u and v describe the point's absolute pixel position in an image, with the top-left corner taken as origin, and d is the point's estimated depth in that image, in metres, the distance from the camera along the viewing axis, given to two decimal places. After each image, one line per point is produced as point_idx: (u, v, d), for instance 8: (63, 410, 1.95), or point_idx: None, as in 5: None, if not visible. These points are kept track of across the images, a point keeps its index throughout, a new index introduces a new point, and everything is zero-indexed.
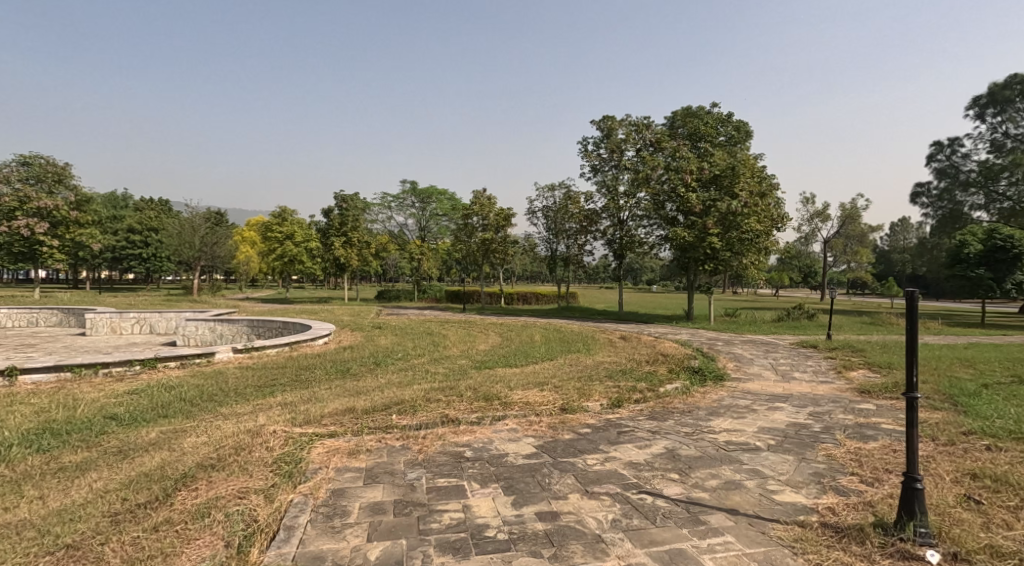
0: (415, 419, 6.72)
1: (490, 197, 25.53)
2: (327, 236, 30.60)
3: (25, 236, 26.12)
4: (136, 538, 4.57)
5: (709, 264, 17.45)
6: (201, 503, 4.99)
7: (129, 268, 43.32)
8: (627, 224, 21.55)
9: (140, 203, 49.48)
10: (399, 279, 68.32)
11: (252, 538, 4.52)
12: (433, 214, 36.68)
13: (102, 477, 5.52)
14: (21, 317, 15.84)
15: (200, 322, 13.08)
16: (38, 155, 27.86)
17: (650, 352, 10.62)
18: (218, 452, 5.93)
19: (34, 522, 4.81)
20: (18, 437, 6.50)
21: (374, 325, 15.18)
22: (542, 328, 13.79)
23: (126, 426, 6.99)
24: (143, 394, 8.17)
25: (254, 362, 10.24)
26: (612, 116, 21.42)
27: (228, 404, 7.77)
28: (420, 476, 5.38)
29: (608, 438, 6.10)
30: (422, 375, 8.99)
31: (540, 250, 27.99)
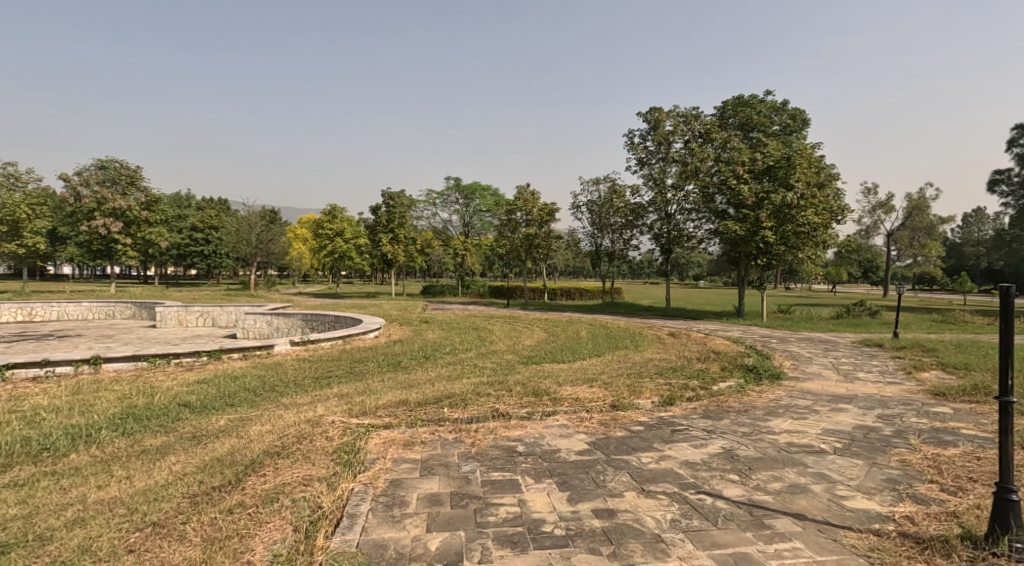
0: (466, 412, 6.78)
1: (535, 192, 25.47)
2: (376, 232, 31.08)
3: (101, 234, 27.53)
4: (213, 519, 4.75)
5: (762, 259, 17.02)
6: (269, 488, 5.15)
7: (192, 265, 44.99)
8: (674, 218, 21.20)
9: (201, 202, 51.46)
10: (445, 275, 68.97)
11: (318, 524, 4.65)
12: (478, 210, 36.78)
13: (180, 461, 5.76)
14: (97, 309, 16.70)
15: (258, 316, 13.53)
16: (114, 159, 29.06)
17: (701, 349, 10.45)
18: (282, 440, 6.12)
19: (123, 500, 5.04)
20: (104, 421, 6.83)
21: (421, 320, 15.36)
22: (589, 324, 13.71)
23: (198, 413, 7.26)
24: (211, 384, 8.49)
25: (311, 354, 10.51)
26: (660, 107, 21.11)
27: (289, 394, 8.01)
28: (474, 469, 5.43)
29: (661, 436, 6.03)
30: (470, 369, 9.06)
31: (584, 244, 27.88)
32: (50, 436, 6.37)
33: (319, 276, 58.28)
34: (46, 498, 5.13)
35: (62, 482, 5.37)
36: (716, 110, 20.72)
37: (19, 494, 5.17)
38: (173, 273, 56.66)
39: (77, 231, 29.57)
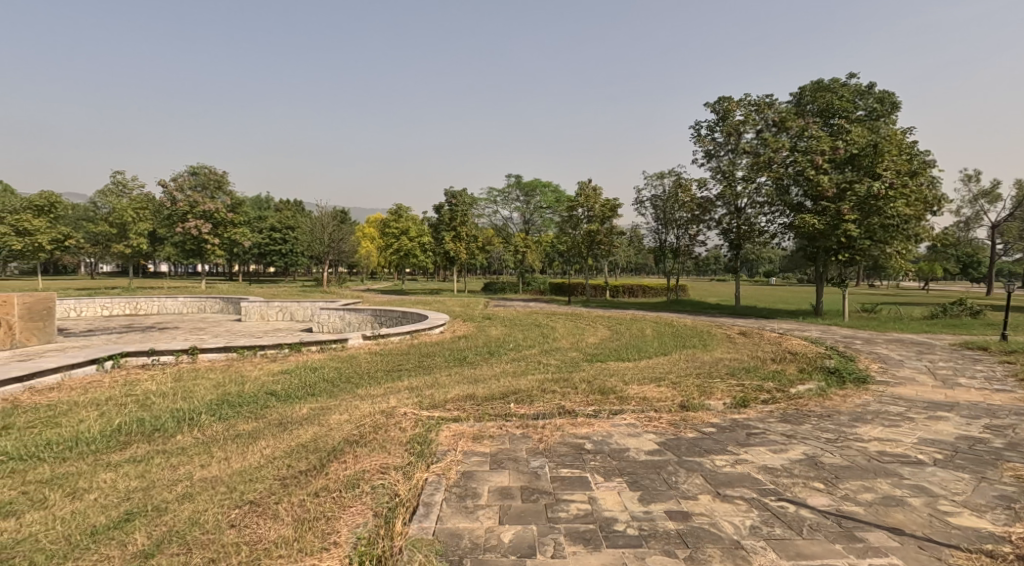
0: (533, 408, 6.77)
1: (597, 188, 25.18)
2: (440, 230, 31.55)
3: (193, 235, 29.14)
4: (302, 501, 4.94)
5: (844, 254, 16.26)
6: (351, 474, 5.30)
7: (271, 263, 46.99)
8: (745, 212, 20.54)
9: (278, 204, 53.69)
10: (507, 272, 69.29)
11: (395, 510, 4.75)
12: (538, 207, 36.58)
13: (270, 445, 6.01)
14: (191, 304, 17.60)
15: (332, 311, 13.85)
16: (203, 165, 30.77)
17: (777, 349, 10.06)
18: (359, 429, 6.28)
19: (223, 479, 5.33)
20: (203, 406, 7.22)
21: (484, 316, 15.46)
22: (656, 322, 13.46)
23: (283, 401, 7.55)
24: (292, 374, 8.81)
25: (381, 348, 10.74)
26: (730, 96, 20.52)
27: (364, 386, 8.21)
28: (544, 465, 5.42)
29: (736, 439, 5.84)
30: (534, 366, 9.03)
31: (647, 241, 27.46)
32: (157, 418, 6.79)
33: (386, 273, 59.75)
34: (158, 473, 5.48)
35: (171, 460, 5.73)
36: (793, 96, 20.00)
37: (136, 469, 5.56)
38: (252, 271, 59.41)
39: (171, 231, 31.50)
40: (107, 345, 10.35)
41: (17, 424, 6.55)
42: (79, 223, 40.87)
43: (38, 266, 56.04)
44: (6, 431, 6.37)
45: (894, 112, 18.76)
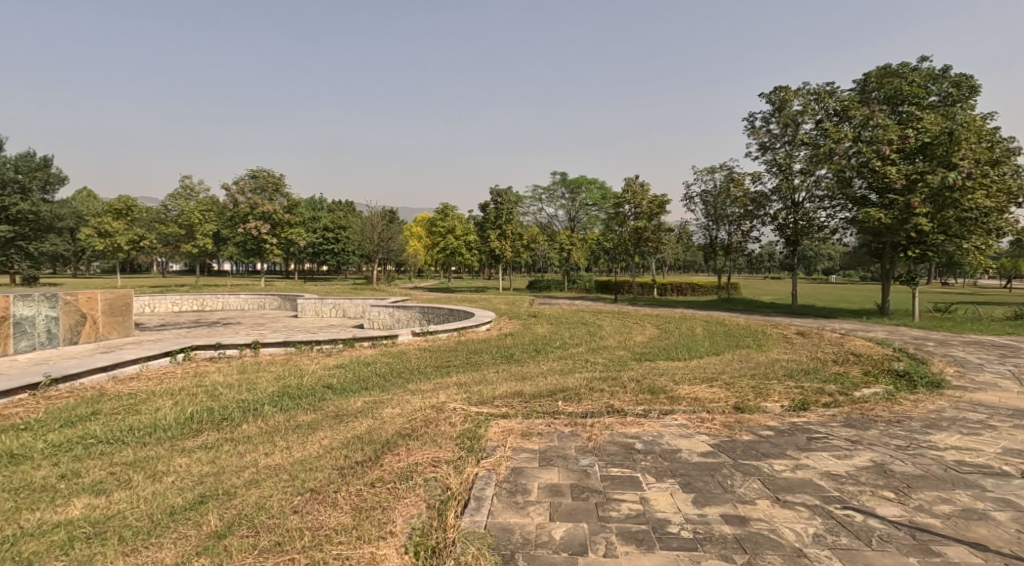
0: (581, 407, 6.71)
1: (643, 184, 24.84)
2: (486, 228, 31.74)
3: (253, 235, 30.46)
4: (359, 490, 5.02)
5: (915, 249, 15.71)
6: (404, 465, 5.37)
7: (325, 262, 48.34)
8: (803, 207, 19.95)
9: (331, 204, 55.03)
10: (552, 270, 69.21)
11: (447, 503, 4.81)
12: (584, 204, 36.22)
13: (328, 437, 6.14)
14: (251, 300, 18.21)
15: (382, 308, 14.64)
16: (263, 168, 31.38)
17: (837, 350, 9.72)
18: (411, 423, 6.35)
19: (285, 467, 5.48)
20: (265, 397, 7.45)
21: (530, 314, 15.46)
22: (705, 321, 13.20)
23: (339, 395, 7.70)
24: (347, 368, 8.98)
25: (430, 345, 10.83)
26: (787, 86, 19.96)
27: (414, 381, 8.30)
28: (593, 463, 5.38)
29: (796, 443, 5.66)
30: (581, 364, 8.95)
31: (697, 238, 26.97)
32: (225, 407, 7.04)
33: (432, 271, 60.51)
34: (227, 459, 5.68)
35: (238, 447, 5.93)
36: (856, 83, 19.25)
37: (207, 455, 5.77)
38: (305, 269, 61.17)
39: (233, 231, 32.85)
40: (178, 339, 10.84)
41: (104, 410, 6.96)
42: (149, 224, 43.12)
43: (112, 266, 59.37)
44: (93, 417, 6.75)
45: (973, 97, 17.75)
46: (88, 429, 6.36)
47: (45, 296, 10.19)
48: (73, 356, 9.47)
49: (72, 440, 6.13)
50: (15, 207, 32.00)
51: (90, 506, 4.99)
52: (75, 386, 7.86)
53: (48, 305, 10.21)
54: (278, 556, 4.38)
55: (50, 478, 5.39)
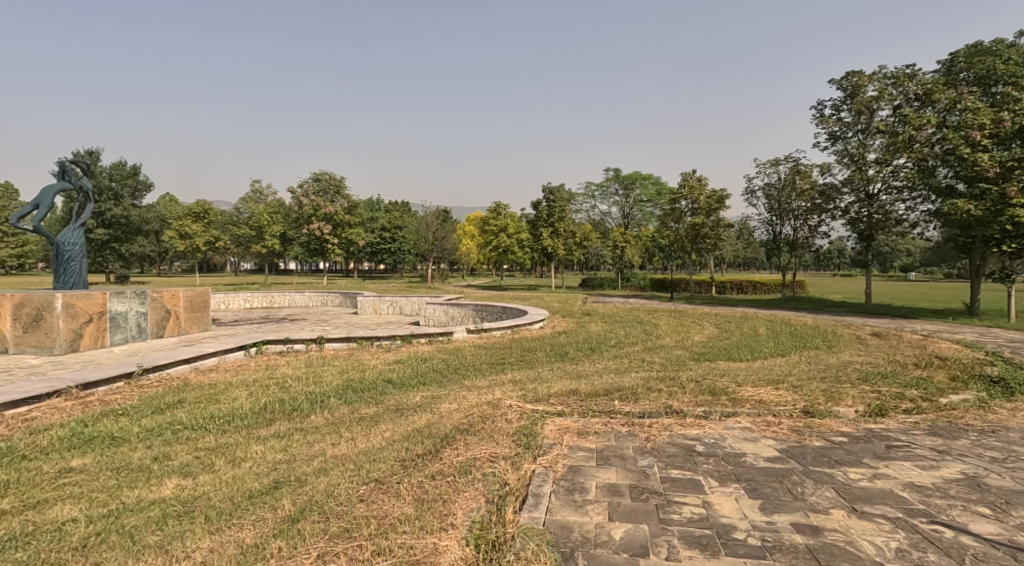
0: (639, 406, 6.59)
1: (701, 179, 24.31)
2: (538, 226, 31.74)
3: (316, 236, 31.57)
4: (420, 482, 5.07)
5: (1011, 244, 14.11)
6: (462, 460, 5.41)
7: (382, 260, 49.43)
8: (876, 199, 19.01)
9: (388, 205, 56.09)
10: (604, 267, 68.51)
11: (506, 499, 4.81)
12: (638, 201, 35.66)
13: (389, 429, 6.23)
14: (314, 298, 18.70)
15: (437, 305, 14.75)
16: (325, 171, 32.28)
17: (918, 353, 9.20)
18: (469, 418, 6.37)
19: (350, 457, 5.58)
20: (331, 390, 7.63)
21: (584, 312, 15.27)
22: (768, 320, 12.78)
23: (399, 389, 7.79)
24: (405, 363, 9.09)
25: (485, 342, 10.84)
26: (861, 71, 19.23)
27: (470, 377, 8.33)
28: (652, 465, 5.29)
29: (874, 451, 5.38)
30: (636, 363, 8.76)
31: (759, 234, 26.22)
32: (295, 399, 7.23)
33: (485, 269, 60.86)
34: (297, 448, 5.84)
35: (307, 437, 6.09)
36: (941, 64, 18.36)
37: (280, 444, 5.94)
38: (363, 268, 62.57)
39: (298, 231, 34.01)
40: (251, 333, 11.25)
41: (188, 398, 7.28)
42: (224, 225, 45.39)
43: (186, 266, 62.54)
44: (179, 405, 7.07)
45: None
46: (174, 416, 6.66)
47: (137, 293, 10.75)
48: (160, 348, 9.95)
49: (162, 426, 6.43)
50: (108, 213, 34.26)
51: (180, 487, 5.18)
52: (162, 376, 8.26)
53: (139, 301, 10.76)
54: (346, 542, 4.41)
55: (144, 460, 5.65)
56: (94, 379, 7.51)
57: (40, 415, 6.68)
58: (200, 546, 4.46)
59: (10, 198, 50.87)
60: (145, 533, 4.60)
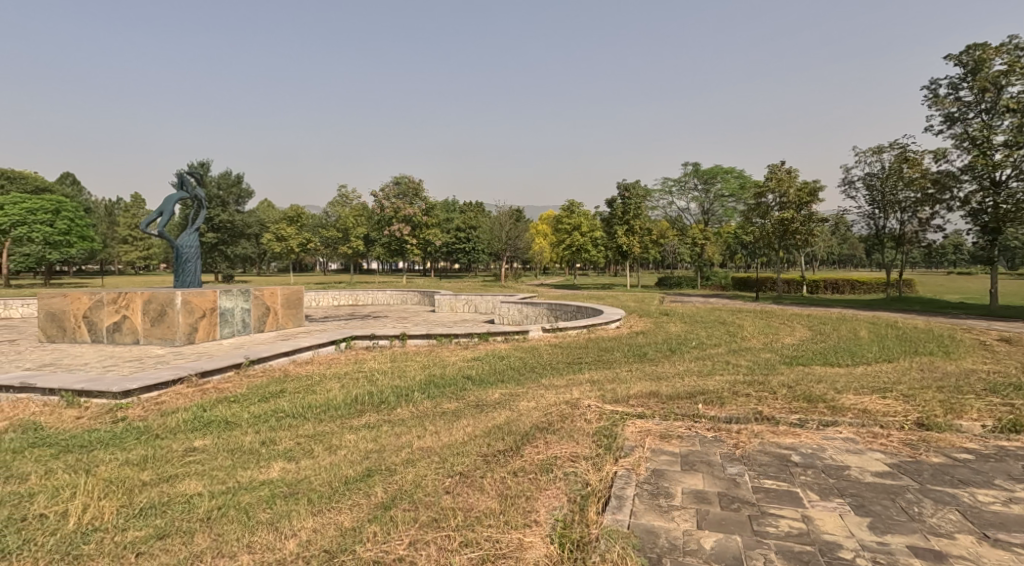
0: (725, 411, 6.28)
1: (790, 171, 23.17)
2: (613, 224, 31.31)
3: (397, 237, 32.55)
4: (503, 478, 5.03)
5: None
6: (543, 458, 5.33)
7: (458, 259, 50.14)
8: (1004, 187, 17.68)
9: (462, 206, 56.82)
10: (681, 264, 66.70)
11: (588, 499, 4.68)
12: (719, 196, 34.35)
13: (471, 424, 6.23)
14: (395, 296, 19.14)
15: (511, 304, 14.70)
16: (405, 175, 33.25)
17: None
18: (548, 417, 6.26)
19: (435, 450, 5.59)
20: (415, 384, 7.71)
21: (663, 312, 14.82)
22: (868, 323, 11.96)
23: (478, 386, 7.79)
24: (483, 361, 9.09)
25: (561, 341, 10.71)
26: (986, 44, 17.82)
27: (547, 376, 8.23)
28: (743, 472, 5.02)
29: (1005, 471, 4.88)
30: (720, 366, 8.39)
31: (858, 228, 24.79)
32: (382, 392, 7.35)
33: (559, 268, 60.62)
34: (386, 438, 5.91)
35: (395, 429, 6.17)
36: None
37: (370, 434, 6.05)
38: (440, 266, 63.75)
39: (381, 232, 35.06)
40: (342, 329, 11.62)
41: (287, 389, 7.56)
42: (314, 228, 47.67)
43: (278, 266, 65.98)
44: (280, 394, 7.36)
45: None
46: (277, 405, 6.93)
47: (242, 291, 11.34)
48: (263, 342, 10.44)
49: (267, 413, 6.70)
50: (216, 217, 36.84)
51: (285, 470, 5.34)
52: (266, 368, 8.67)
53: (243, 298, 11.36)
54: (436, 532, 4.40)
55: (253, 443, 5.89)
56: (209, 368, 7.98)
57: (167, 400, 7.16)
58: (304, 526, 4.53)
59: (136, 207, 55.84)
60: (257, 510, 4.72)
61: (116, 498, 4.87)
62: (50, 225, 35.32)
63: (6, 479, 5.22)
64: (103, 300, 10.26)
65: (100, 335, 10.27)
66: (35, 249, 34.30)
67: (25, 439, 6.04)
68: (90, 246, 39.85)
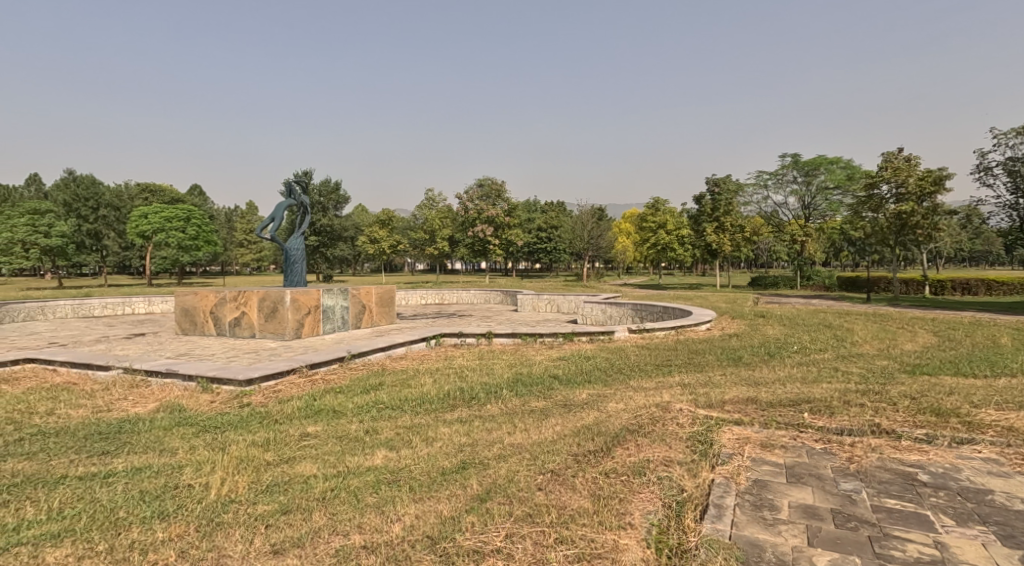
0: (835, 422, 5.74)
1: (908, 158, 21.59)
2: (701, 222, 30.27)
3: (480, 237, 32.90)
4: (595, 478, 4.78)
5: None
6: (635, 461, 5.03)
7: (540, 259, 50.09)
8: None
9: (543, 206, 56.83)
10: (774, 263, 63.65)
11: (684, 506, 4.37)
12: (822, 188, 32.06)
13: (560, 423, 6.01)
14: (479, 295, 19.23)
15: (594, 304, 14.40)
16: (487, 177, 33.47)
17: None
18: (638, 419, 5.95)
19: (526, 447, 5.42)
20: (504, 382, 7.58)
21: (759, 313, 14.05)
22: (1001, 328, 10.78)
23: (566, 385, 7.57)
24: (569, 361, 8.85)
25: (648, 342, 10.31)
26: None
27: (636, 377, 7.89)
28: (860, 490, 4.53)
29: None
30: (828, 374, 7.70)
31: (993, 221, 22.63)
32: (473, 388, 7.28)
33: (642, 267, 59.35)
34: (478, 433, 5.81)
35: (485, 424, 6.04)
36: None
37: (463, 428, 5.96)
38: (523, 266, 64.05)
39: (465, 233, 35.51)
40: (434, 327, 11.74)
41: (385, 382, 7.63)
42: (403, 229, 49.00)
43: (370, 266, 68.55)
44: (379, 387, 7.44)
45: None
46: (377, 396, 7.00)
47: (342, 289, 11.69)
48: (361, 338, 10.67)
49: (370, 403, 6.78)
50: (317, 222, 38.66)
51: (387, 458, 5.33)
52: (366, 362, 8.83)
53: (343, 297, 11.70)
54: (531, 526, 4.23)
55: (357, 432, 5.94)
56: (318, 360, 8.21)
57: (284, 389, 7.41)
58: (406, 512, 4.46)
59: (251, 214, 59.73)
60: (365, 494, 4.71)
61: (248, 475, 5.01)
62: (183, 232, 38.25)
63: (161, 452, 5.52)
64: (226, 297, 10.84)
65: (224, 329, 10.86)
66: (170, 252, 37.51)
67: (173, 418, 6.39)
68: (215, 250, 42.95)
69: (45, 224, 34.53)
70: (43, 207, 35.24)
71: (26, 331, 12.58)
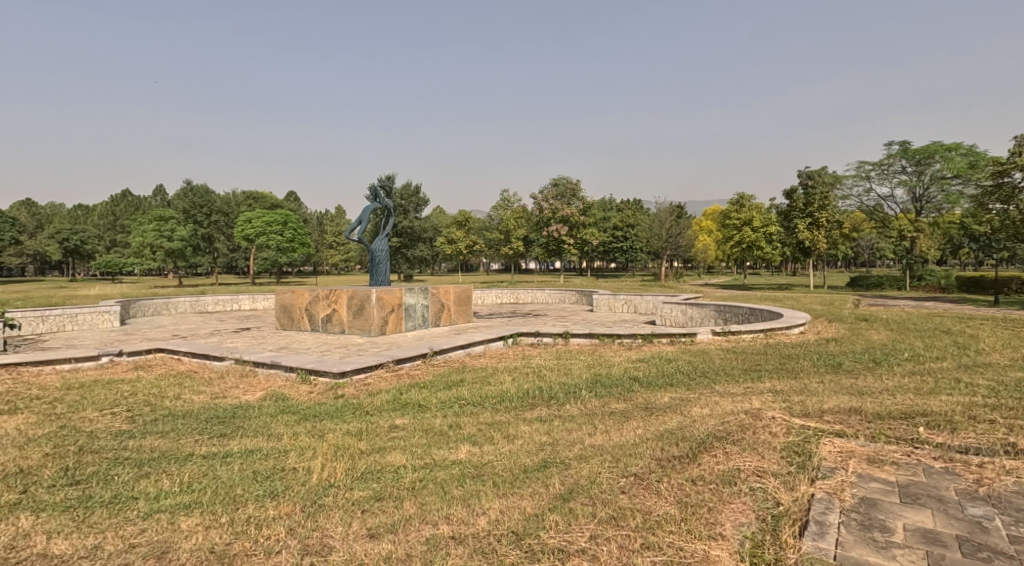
0: (957, 439, 5.11)
1: None
2: (791, 218, 28.67)
3: (555, 237, 32.65)
4: (681, 485, 4.43)
5: None
6: (723, 469, 4.63)
7: (615, 259, 49.12)
8: None
9: (620, 205, 55.86)
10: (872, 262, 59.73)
11: (781, 520, 3.96)
12: (937, 178, 29.65)
13: (641, 427, 5.67)
14: (554, 295, 18.98)
15: (674, 305, 13.87)
16: (562, 176, 33.05)
17: None
18: (725, 426, 5.53)
19: (607, 449, 5.14)
20: (583, 383, 7.30)
21: (859, 316, 13.03)
22: None
23: (646, 388, 7.20)
24: (650, 362, 8.45)
25: (734, 345, 9.72)
26: None
27: (721, 382, 7.40)
28: (992, 516, 3.97)
29: None
30: (946, 385, 6.92)
31: None
32: (552, 388, 7.04)
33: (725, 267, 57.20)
34: (559, 433, 5.56)
35: (565, 425, 5.79)
36: None
37: (543, 427, 5.73)
38: (600, 266, 63.20)
39: (539, 233, 35.21)
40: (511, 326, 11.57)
41: (465, 379, 7.52)
42: (481, 230, 49.28)
43: (448, 266, 69.69)
44: (461, 383, 7.33)
45: None
46: (459, 392, 6.90)
47: (422, 289, 11.71)
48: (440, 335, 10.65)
49: (453, 399, 6.68)
50: (399, 223, 39.60)
51: (471, 453, 5.17)
52: (448, 359, 8.77)
53: (422, 296, 11.71)
54: (617, 530, 3.94)
55: (442, 426, 5.83)
56: (402, 355, 8.23)
57: (374, 383, 7.43)
58: (491, 506, 4.28)
59: (339, 217, 61.89)
60: (451, 486, 4.57)
61: (345, 461, 4.98)
62: (281, 234, 40.03)
63: (269, 437, 5.61)
64: (318, 295, 11.12)
65: (317, 325, 11.13)
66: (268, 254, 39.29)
67: (279, 405, 6.52)
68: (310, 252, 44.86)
69: (167, 229, 37.56)
70: (161, 214, 38.11)
71: (147, 323, 13.42)
